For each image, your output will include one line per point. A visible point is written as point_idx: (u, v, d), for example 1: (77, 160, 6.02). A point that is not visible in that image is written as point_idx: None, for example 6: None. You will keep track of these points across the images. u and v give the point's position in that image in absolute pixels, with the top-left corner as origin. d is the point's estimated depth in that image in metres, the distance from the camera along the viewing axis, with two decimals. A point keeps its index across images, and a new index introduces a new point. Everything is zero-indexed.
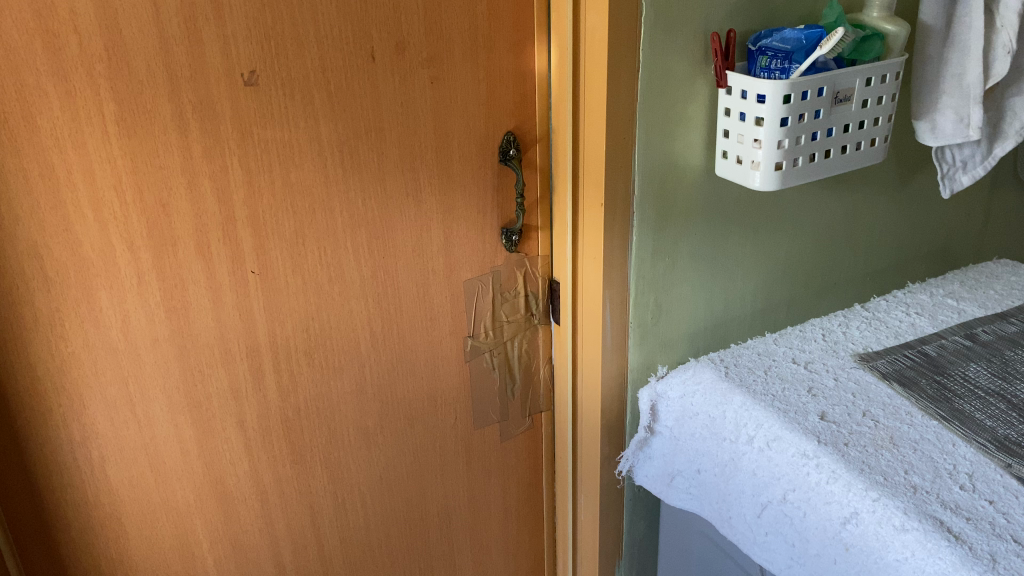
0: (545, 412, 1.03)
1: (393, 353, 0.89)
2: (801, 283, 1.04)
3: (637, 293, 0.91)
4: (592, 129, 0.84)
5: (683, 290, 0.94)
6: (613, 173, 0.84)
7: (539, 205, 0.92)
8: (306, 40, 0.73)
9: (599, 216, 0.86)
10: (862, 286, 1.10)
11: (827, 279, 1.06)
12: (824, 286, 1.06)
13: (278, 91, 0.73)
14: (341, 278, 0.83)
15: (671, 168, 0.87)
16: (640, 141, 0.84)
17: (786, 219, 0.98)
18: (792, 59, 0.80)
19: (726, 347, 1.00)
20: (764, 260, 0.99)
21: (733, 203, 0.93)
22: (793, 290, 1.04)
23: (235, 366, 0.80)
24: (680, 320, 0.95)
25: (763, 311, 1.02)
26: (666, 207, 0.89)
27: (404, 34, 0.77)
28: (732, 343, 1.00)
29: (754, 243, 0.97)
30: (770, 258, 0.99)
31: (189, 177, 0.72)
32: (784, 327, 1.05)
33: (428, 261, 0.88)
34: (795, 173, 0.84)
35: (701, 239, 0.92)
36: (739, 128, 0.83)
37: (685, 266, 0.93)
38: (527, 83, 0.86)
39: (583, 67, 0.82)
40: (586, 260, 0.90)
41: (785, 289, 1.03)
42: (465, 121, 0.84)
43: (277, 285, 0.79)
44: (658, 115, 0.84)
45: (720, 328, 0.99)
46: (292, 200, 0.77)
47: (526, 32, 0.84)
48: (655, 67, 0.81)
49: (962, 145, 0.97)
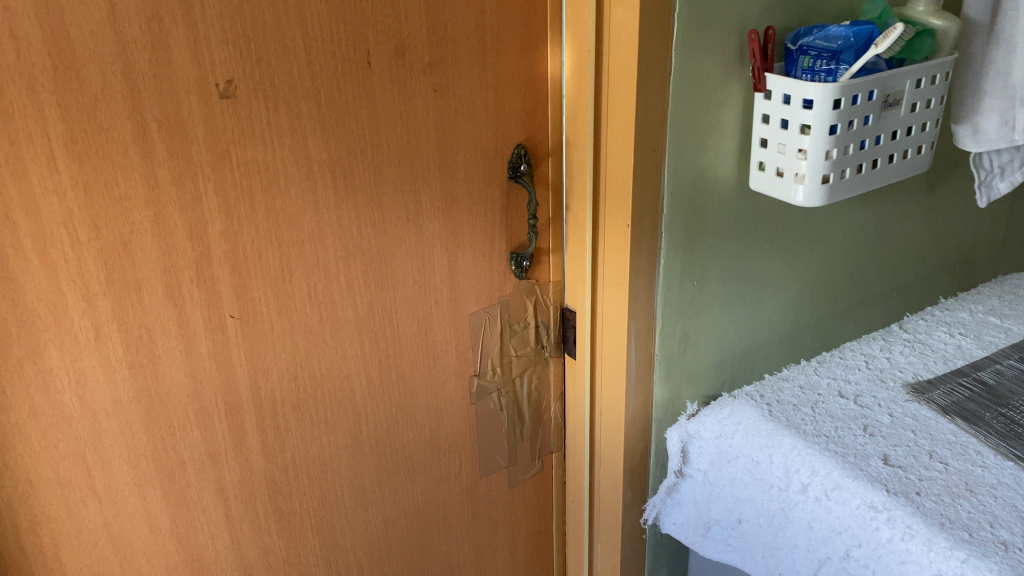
0: (556, 453, 0.93)
1: (393, 400, 0.78)
2: (829, 303, 0.95)
3: (664, 322, 0.81)
4: (616, 141, 0.74)
5: (711, 317, 0.85)
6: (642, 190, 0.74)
7: (551, 226, 0.82)
8: (292, 43, 0.62)
9: (624, 238, 0.77)
10: (889, 305, 1.02)
11: (855, 296, 0.98)
12: (851, 304, 0.98)
13: (258, 104, 0.62)
14: (334, 319, 0.71)
15: (702, 181, 0.78)
16: (671, 152, 0.74)
17: (814, 235, 0.90)
18: (840, 59, 0.71)
19: (754, 376, 0.91)
20: (792, 281, 0.90)
21: (764, 219, 0.84)
22: (821, 310, 0.95)
23: (213, 428, 0.68)
24: (708, 349, 0.86)
25: (790, 334, 0.93)
26: (696, 225, 0.79)
27: (404, 36, 0.67)
28: (760, 371, 0.91)
29: (784, 260, 0.88)
30: (798, 276, 0.91)
31: (155, 209, 0.60)
32: (811, 350, 0.96)
33: (430, 293, 0.77)
34: (841, 187, 0.75)
35: (730, 259, 0.83)
36: (781, 137, 0.74)
37: (714, 290, 0.84)
38: (539, 89, 0.76)
39: (606, 71, 0.72)
40: (608, 286, 0.80)
41: (813, 309, 0.94)
42: (470, 135, 0.74)
43: (261, 330, 0.68)
44: (691, 123, 0.74)
45: (748, 355, 0.90)
46: (277, 231, 0.66)
47: (538, 32, 0.74)
48: (688, 69, 0.72)
49: (1002, 150, 0.89)
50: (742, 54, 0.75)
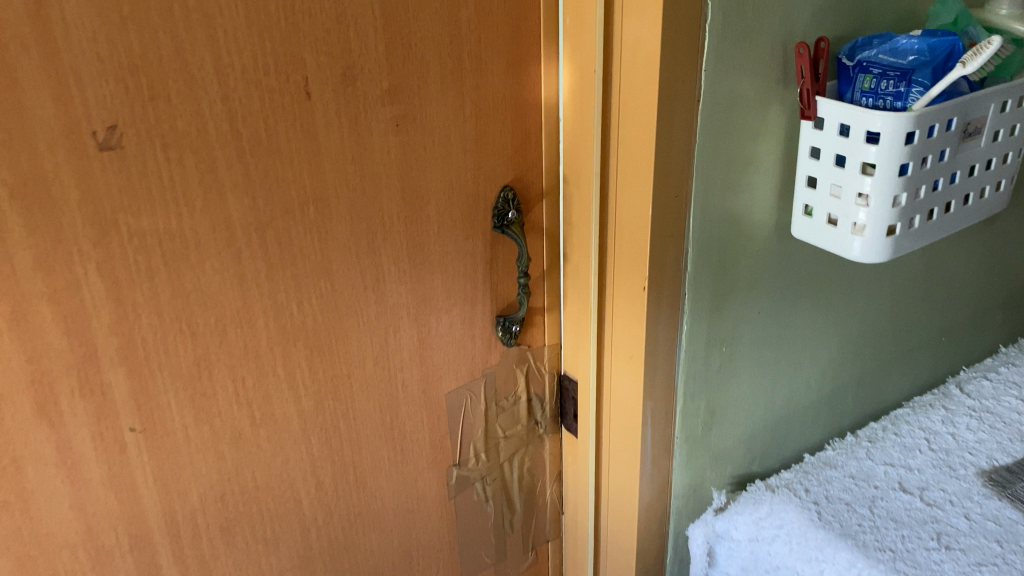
0: (551, 541, 0.78)
1: (351, 506, 0.62)
2: (873, 357, 0.81)
3: (686, 398, 0.66)
4: (629, 184, 0.58)
5: (741, 387, 0.70)
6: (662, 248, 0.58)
7: (547, 280, 0.67)
8: (200, 71, 0.46)
9: (639, 305, 0.61)
10: (937, 356, 0.88)
11: (901, 346, 0.83)
12: (896, 355, 0.83)
13: (155, 154, 0.46)
14: (271, 418, 0.56)
15: (735, 231, 0.62)
16: (699, 199, 0.59)
17: (860, 284, 0.75)
18: (913, 79, 0.57)
19: (788, 449, 0.76)
20: (832, 340, 0.76)
21: (804, 271, 0.69)
22: (864, 366, 0.80)
23: (114, 567, 0.53)
24: (737, 424, 0.71)
25: (830, 397, 0.78)
26: (726, 283, 0.64)
27: (354, 56, 0.51)
28: (795, 443, 0.77)
29: (825, 314, 0.73)
30: (840, 329, 0.76)
31: (14, 303, 0.44)
32: (852, 413, 0.82)
33: (396, 375, 0.61)
34: (909, 238, 0.60)
35: (764, 319, 0.68)
36: (835, 177, 0.59)
37: (745, 356, 0.69)
38: (530, 117, 0.61)
39: (616, 97, 0.57)
40: (618, 357, 0.65)
41: (855, 366, 0.79)
42: (444, 179, 0.58)
43: (174, 442, 0.52)
44: (724, 162, 0.59)
45: (782, 426, 0.75)
46: (190, 317, 0.50)
47: (528, 46, 0.58)
48: (721, 94, 0.56)
49: None
50: (788, 72, 0.59)
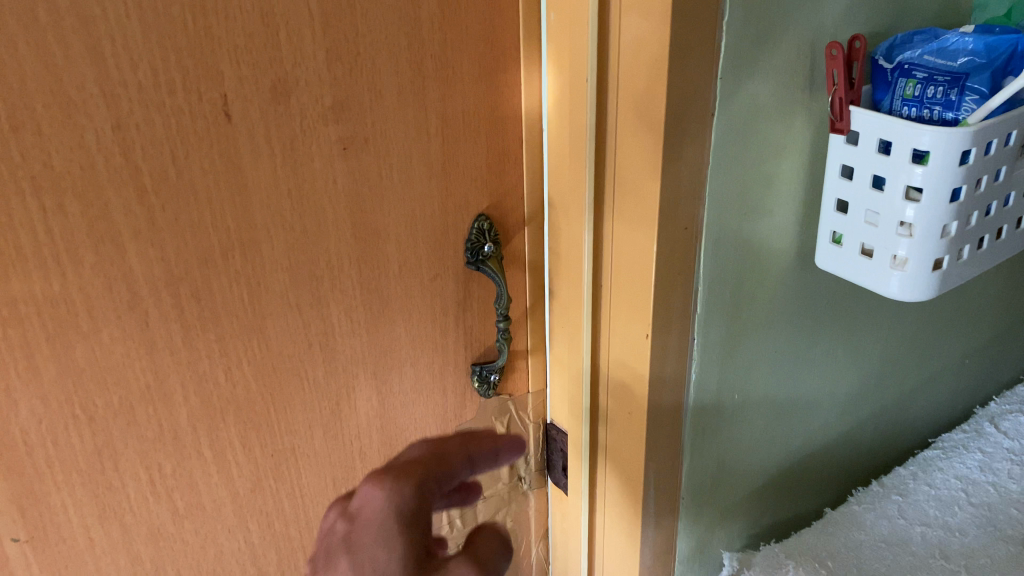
0: None
1: None
2: (897, 389, 0.72)
3: (693, 457, 0.57)
4: (627, 216, 0.48)
5: (754, 438, 0.60)
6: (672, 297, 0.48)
7: (530, 319, 0.58)
8: (79, 94, 0.35)
9: (637, 362, 0.51)
10: (962, 380, 0.79)
11: (927, 375, 0.74)
12: (921, 385, 0.74)
13: (25, 202, 0.35)
14: (199, 507, 0.46)
15: (753, 269, 0.52)
16: (712, 232, 0.48)
17: (886, 315, 0.65)
18: (967, 86, 0.47)
19: (803, 498, 0.67)
20: (855, 383, 0.66)
21: (827, 303, 0.59)
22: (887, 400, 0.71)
23: None
24: (748, 478, 0.62)
25: (849, 437, 0.69)
26: (744, 328, 0.54)
27: (286, 67, 0.41)
28: (811, 491, 0.68)
29: (849, 350, 0.64)
30: (865, 365, 0.66)
31: None
32: (872, 451, 0.73)
33: (353, 442, 0.52)
34: (957, 272, 0.51)
35: (783, 362, 0.58)
36: (870, 201, 0.50)
37: (760, 405, 0.59)
38: (508, 132, 0.51)
39: (611, 112, 0.46)
40: (612, 417, 0.55)
41: (878, 402, 0.70)
42: (403, 211, 0.48)
43: (73, 548, 0.42)
44: (744, 188, 0.49)
45: (797, 475, 0.66)
46: (86, 399, 0.40)
47: (504, 48, 0.48)
48: (740, 108, 0.46)
49: None
50: (815, 79, 0.49)
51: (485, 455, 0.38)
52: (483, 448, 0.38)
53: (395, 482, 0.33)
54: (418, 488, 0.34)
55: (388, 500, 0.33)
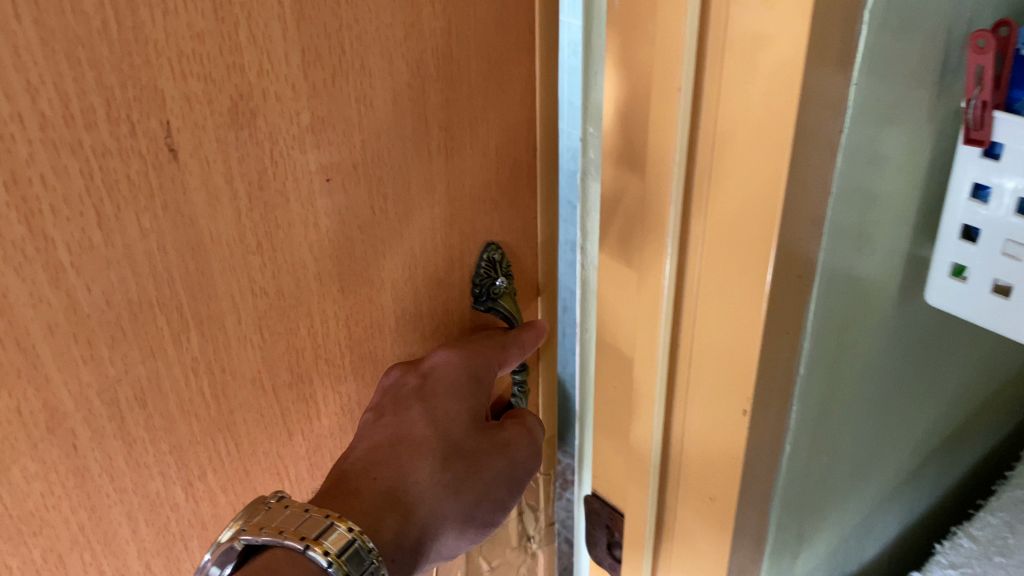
0: None
1: None
2: (962, 411, 0.66)
3: (779, 512, 0.50)
4: (729, 239, 0.40)
5: (836, 482, 0.54)
6: (772, 353, 0.41)
7: (543, 360, 0.48)
8: None
9: (727, 405, 0.44)
10: (1014, 392, 0.74)
11: (987, 393, 0.69)
12: (981, 402, 0.69)
13: None
14: None
15: (860, 309, 0.44)
16: (829, 267, 0.40)
17: (969, 341, 0.59)
18: None
19: (864, 528, 0.62)
20: (925, 417, 0.61)
21: (922, 332, 0.52)
22: (952, 423, 0.66)
23: None
24: (824, 520, 0.55)
25: (914, 465, 0.64)
26: (839, 380, 0.47)
27: (250, 77, 0.29)
28: (872, 518, 0.63)
29: (933, 377, 0.57)
30: (941, 392, 0.60)
31: None
32: (927, 473, 0.68)
33: None
34: None
35: (874, 402, 0.51)
36: (1013, 228, 0.42)
37: (848, 447, 0.52)
38: (521, 143, 0.40)
39: (707, 128, 0.38)
40: (690, 475, 0.49)
41: (945, 426, 0.65)
42: (402, 252, 0.37)
43: None
44: (862, 220, 0.41)
45: (863, 507, 0.60)
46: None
47: (519, 35, 0.38)
48: (874, 125, 0.37)
49: None
50: (952, 78, 0.41)
51: (532, 343, 0.44)
52: (533, 340, 0.43)
53: (466, 362, 0.40)
54: (483, 370, 0.41)
55: (459, 373, 0.40)
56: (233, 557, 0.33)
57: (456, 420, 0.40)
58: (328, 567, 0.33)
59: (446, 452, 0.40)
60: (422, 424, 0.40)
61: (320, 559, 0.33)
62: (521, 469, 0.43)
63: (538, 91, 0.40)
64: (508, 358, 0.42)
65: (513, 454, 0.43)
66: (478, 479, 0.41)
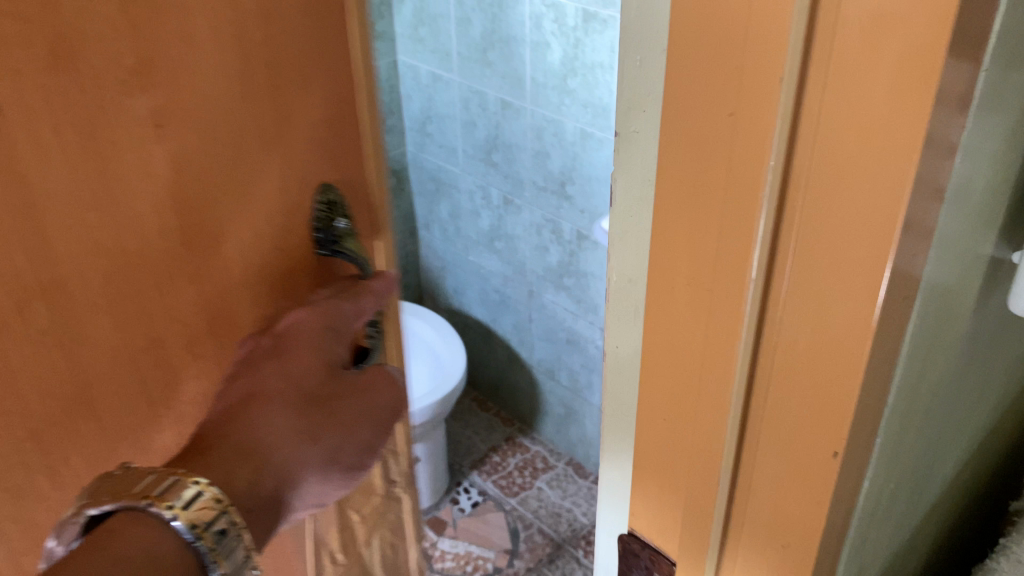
0: None
1: None
2: (986, 400, 0.72)
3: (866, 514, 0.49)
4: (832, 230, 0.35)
5: (906, 477, 0.57)
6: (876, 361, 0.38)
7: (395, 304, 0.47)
8: None
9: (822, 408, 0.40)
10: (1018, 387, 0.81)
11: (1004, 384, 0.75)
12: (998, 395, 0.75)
13: None
14: None
15: (957, 307, 0.47)
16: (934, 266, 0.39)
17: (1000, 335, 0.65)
18: None
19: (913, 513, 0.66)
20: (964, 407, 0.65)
21: (980, 331, 0.56)
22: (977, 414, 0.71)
23: None
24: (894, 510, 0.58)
25: (949, 453, 0.69)
26: (925, 377, 0.48)
27: (66, 18, 0.27)
28: (918, 505, 0.66)
29: (976, 368, 0.62)
30: (978, 383, 0.65)
31: None
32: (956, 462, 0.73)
33: None
34: None
35: (943, 397, 0.55)
36: None
37: (918, 443, 0.55)
38: (349, 88, 0.40)
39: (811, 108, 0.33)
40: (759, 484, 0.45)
41: (972, 416, 0.70)
42: (239, 206, 0.36)
43: None
44: (967, 225, 0.42)
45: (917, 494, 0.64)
46: None
47: None
48: (990, 118, 0.37)
49: None
50: None
51: (385, 290, 0.43)
52: (384, 287, 0.43)
53: (316, 310, 0.39)
54: (336, 319, 0.40)
55: (311, 323, 0.39)
56: (77, 532, 0.33)
57: (313, 372, 0.39)
58: (172, 519, 0.33)
59: (303, 404, 0.39)
60: (276, 379, 0.39)
61: (163, 512, 0.33)
62: (384, 414, 0.43)
63: (361, 31, 0.39)
64: (363, 303, 0.42)
65: (373, 399, 0.42)
66: (339, 427, 0.41)
